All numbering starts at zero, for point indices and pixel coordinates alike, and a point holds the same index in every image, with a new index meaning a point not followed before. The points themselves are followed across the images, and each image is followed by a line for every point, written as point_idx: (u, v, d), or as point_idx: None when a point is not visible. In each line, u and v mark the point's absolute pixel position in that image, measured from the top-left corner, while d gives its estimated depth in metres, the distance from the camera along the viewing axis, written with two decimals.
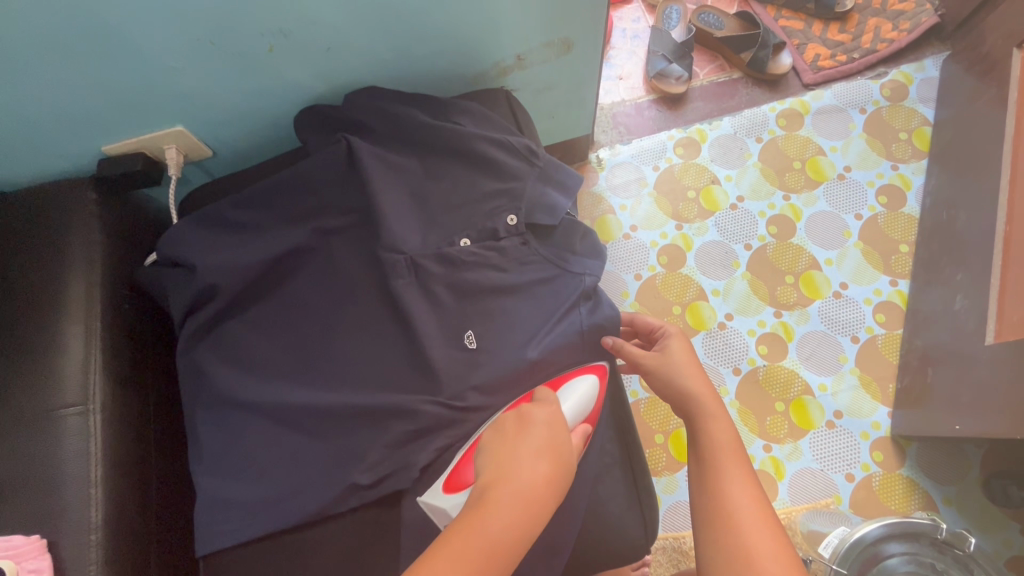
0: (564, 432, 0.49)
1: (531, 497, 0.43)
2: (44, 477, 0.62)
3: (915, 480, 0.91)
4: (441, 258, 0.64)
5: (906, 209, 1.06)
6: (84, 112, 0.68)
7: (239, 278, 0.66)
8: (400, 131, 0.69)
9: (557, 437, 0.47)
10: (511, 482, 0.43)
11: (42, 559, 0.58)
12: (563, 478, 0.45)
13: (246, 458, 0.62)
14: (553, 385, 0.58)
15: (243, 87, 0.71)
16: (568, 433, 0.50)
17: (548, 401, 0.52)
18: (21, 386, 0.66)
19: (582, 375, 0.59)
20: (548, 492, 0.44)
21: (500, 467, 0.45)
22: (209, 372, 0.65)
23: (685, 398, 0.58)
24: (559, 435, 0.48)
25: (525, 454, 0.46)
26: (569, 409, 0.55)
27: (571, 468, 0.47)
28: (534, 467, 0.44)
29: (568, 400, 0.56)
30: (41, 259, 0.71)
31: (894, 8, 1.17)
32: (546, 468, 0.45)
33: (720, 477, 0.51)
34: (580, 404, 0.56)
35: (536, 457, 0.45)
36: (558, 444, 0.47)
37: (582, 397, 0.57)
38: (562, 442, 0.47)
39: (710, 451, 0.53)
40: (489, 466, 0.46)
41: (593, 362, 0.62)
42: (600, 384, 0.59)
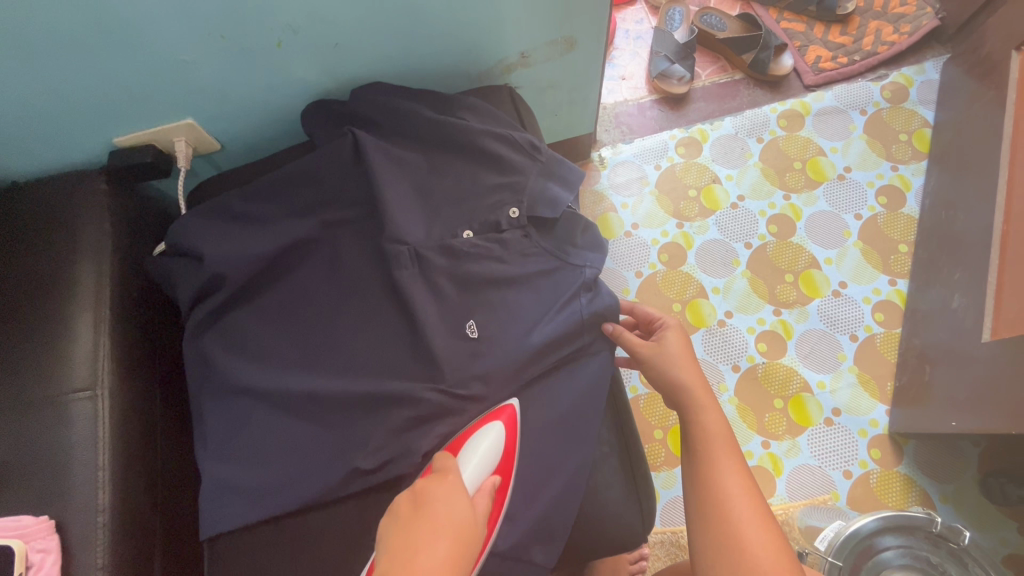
0: (465, 504, 0.46)
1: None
2: (52, 460, 0.63)
3: (913, 477, 0.91)
4: (444, 249, 0.65)
5: (906, 210, 1.07)
6: (95, 105, 0.70)
7: (245, 267, 0.67)
8: (405, 125, 0.70)
9: (455, 512, 0.45)
10: (409, 573, 0.40)
11: (50, 539, 0.60)
12: (467, 558, 0.43)
13: (250, 444, 0.63)
14: (455, 448, 0.56)
15: (251, 81, 0.73)
16: (467, 501, 0.47)
17: (447, 470, 0.49)
18: (32, 371, 0.67)
19: (486, 424, 0.57)
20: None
21: (396, 558, 0.41)
22: (214, 360, 0.66)
23: (678, 389, 0.59)
24: (457, 510, 0.45)
25: (421, 536, 0.43)
26: (474, 465, 0.53)
27: (475, 543, 0.44)
28: (432, 550, 0.41)
29: (470, 459, 0.53)
30: (52, 247, 0.72)
31: (895, 12, 1.18)
32: (446, 551, 0.41)
33: (714, 467, 0.53)
34: (484, 459, 0.54)
35: (436, 537, 0.42)
36: (454, 520, 0.44)
37: (484, 451, 0.54)
38: (460, 517, 0.45)
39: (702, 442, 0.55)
40: (386, 556, 0.43)
41: (502, 403, 0.60)
42: (506, 432, 0.57)
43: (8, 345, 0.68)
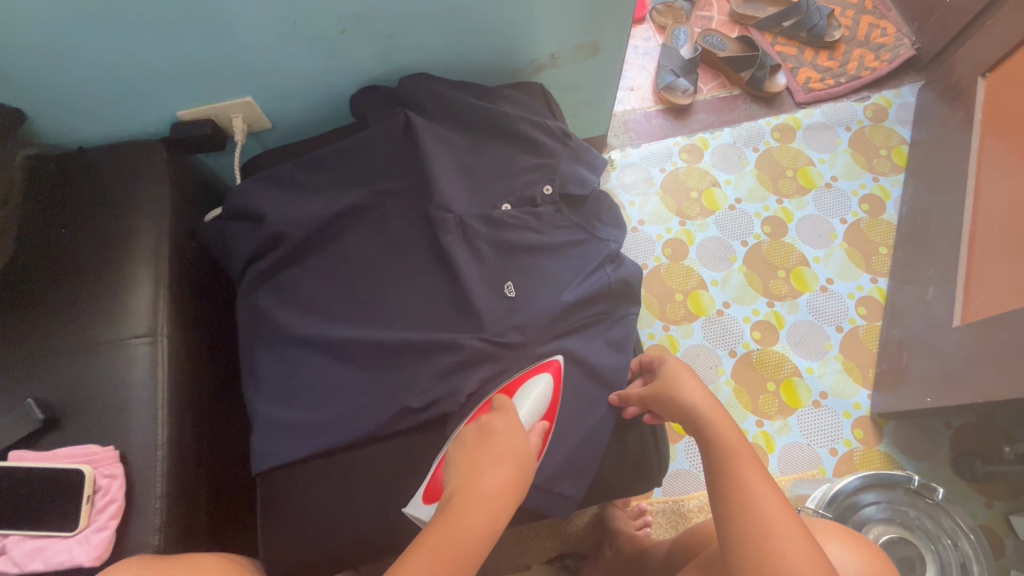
0: (522, 439, 0.55)
1: (494, 502, 0.50)
2: (114, 396, 0.68)
3: (892, 455, 1.00)
4: (485, 219, 0.73)
5: (886, 217, 1.18)
6: (169, 77, 0.77)
7: (302, 228, 0.73)
8: (450, 110, 0.78)
9: (515, 444, 0.55)
10: (475, 490, 0.50)
11: (115, 466, 0.65)
12: (523, 481, 0.53)
13: (304, 387, 0.68)
14: (510, 391, 0.64)
15: (311, 65, 0.80)
16: (523, 437, 0.56)
17: (507, 409, 0.59)
18: (95, 316, 0.72)
19: (536, 375, 0.64)
20: (507, 499, 0.51)
21: (466, 477, 0.51)
22: (270, 311, 0.72)
23: (693, 411, 0.60)
24: (518, 444, 0.55)
25: (485, 463, 0.52)
26: (529, 407, 0.62)
27: (530, 471, 0.54)
28: (495, 473, 0.51)
29: (525, 403, 0.62)
30: (116, 206, 0.78)
31: (876, 41, 1.31)
32: (504, 479, 0.51)
33: (736, 474, 0.52)
34: (536, 402, 0.62)
35: (499, 465, 0.52)
36: (513, 451, 0.54)
37: (536, 396, 0.62)
38: (519, 448, 0.55)
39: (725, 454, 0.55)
40: (458, 476, 0.52)
41: (547, 359, 0.67)
42: (554, 383, 0.65)
43: (72, 291, 0.73)
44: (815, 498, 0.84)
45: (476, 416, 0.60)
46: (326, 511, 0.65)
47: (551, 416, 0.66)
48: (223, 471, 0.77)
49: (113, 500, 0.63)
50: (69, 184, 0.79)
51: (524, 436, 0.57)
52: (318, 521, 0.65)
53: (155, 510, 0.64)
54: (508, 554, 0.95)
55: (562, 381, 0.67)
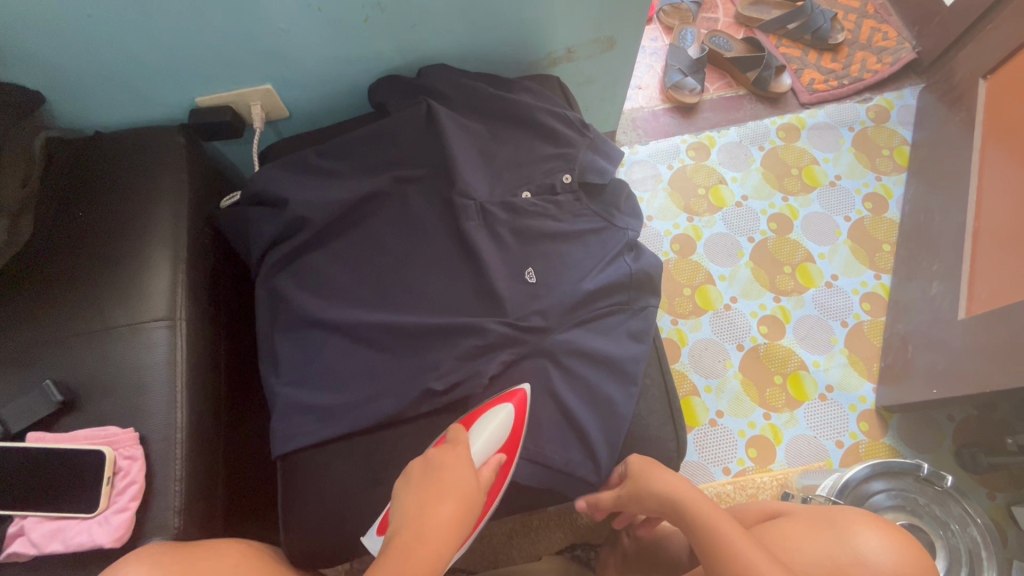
0: (469, 476, 0.55)
1: (436, 541, 0.48)
2: (134, 379, 0.68)
3: (897, 447, 1.02)
4: (506, 206, 0.74)
5: (889, 215, 1.20)
6: (189, 63, 0.77)
7: (324, 214, 0.74)
8: (470, 99, 0.79)
9: (460, 482, 0.54)
10: (420, 526, 0.49)
11: (136, 448, 0.64)
12: (467, 520, 0.52)
13: (325, 370, 0.69)
14: (468, 423, 0.63)
15: (332, 54, 0.81)
16: (470, 474, 0.55)
17: (458, 442, 0.58)
18: (113, 299, 0.72)
19: (498, 406, 0.63)
20: (450, 537, 0.49)
21: (412, 511, 0.51)
22: (291, 295, 0.72)
23: (675, 503, 0.61)
24: (463, 481, 0.54)
25: (429, 501, 0.51)
26: (486, 444, 0.60)
27: (471, 510, 0.53)
28: (439, 510, 0.51)
29: (480, 436, 0.60)
30: (133, 192, 0.78)
31: (878, 45, 1.34)
32: (447, 519, 0.50)
33: (740, 561, 0.52)
34: (495, 436, 0.60)
35: (445, 501, 0.51)
36: (458, 488, 0.53)
37: (494, 432, 0.60)
38: (462, 485, 0.54)
39: (710, 535, 0.56)
40: (401, 514, 0.51)
41: (515, 387, 0.65)
42: (516, 414, 0.63)
43: (91, 274, 0.73)
44: (828, 485, 0.85)
45: (428, 450, 0.59)
46: (348, 494, 0.65)
47: (572, 399, 0.66)
48: (241, 456, 0.77)
49: (133, 482, 0.62)
50: (87, 167, 0.79)
51: (472, 473, 0.56)
52: (340, 504, 0.65)
53: (175, 493, 0.64)
54: (519, 542, 0.95)
55: (583, 365, 0.68)
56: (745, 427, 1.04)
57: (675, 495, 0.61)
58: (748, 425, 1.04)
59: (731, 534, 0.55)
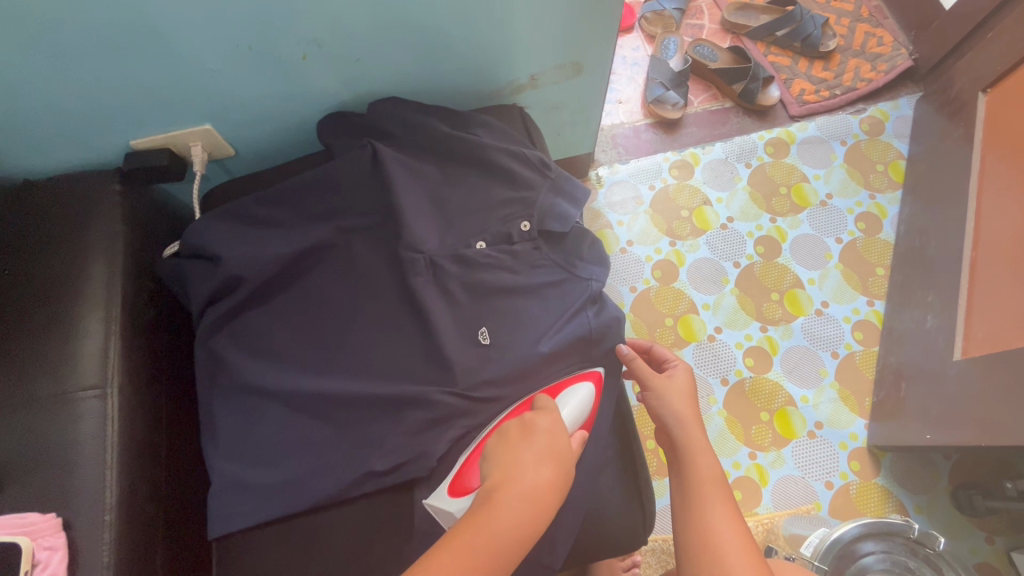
0: (563, 439, 0.51)
1: (535, 500, 0.45)
2: (61, 457, 0.63)
3: (889, 488, 0.96)
4: (458, 259, 0.68)
5: (883, 235, 1.13)
6: (117, 107, 0.72)
7: (262, 271, 0.68)
8: (421, 140, 0.74)
9: (556, 444, 0.50)
10: (515, 485, 0.45)
11: (57, 536, 0.60)
12: (563, 484, 0.48)
13: (264, 444, 0.64)
14: (552, 393, 0.60)
15: (272, 91, 0.75)
16: (565, 438, 0.51)
17: (549, 408, 0.54)
18: (41, 368, 0.67)
19: (580, 381, 0.62)
20: (547, 500, 0.45)
21: (503, 472, 0.47)
22: (228, 361, 0.67)
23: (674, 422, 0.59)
24: (560, 444, 0.50)
25: (525, 460, 0.48)
26: (575, 415, 0.58)
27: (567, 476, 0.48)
28: (537, 471, 0.47)
29: (567, 406, 0.58)
30: (64, 247, 0.73)
31: (872, 51, 1.26)
32: (541, 484, 0.46)
33: (704, 513, 0.53)
34: (582, 407, 0.59)
35: (539, 464, 0.47)
36: (555, 449, 0.49)
37: (581, 402, 0.59)
38: (558, 448, 0.49)
39: (698, 503, 0.53)
40: (494, 470, 0.48)
41: (589, 369, 0.65)
42: (594, 392, 0.61)
43: (18, 340, 0.68)
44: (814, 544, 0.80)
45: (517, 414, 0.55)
46: None
47: None
48: (184, 529, 0.72)
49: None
50: (16, 221, 0.74)
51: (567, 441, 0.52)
52: None
53: None
54: None
55: None
56: (729, 468, 0.98)
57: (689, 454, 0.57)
58: (733, 466, 0.99)
59: (718, 516, 0.52)
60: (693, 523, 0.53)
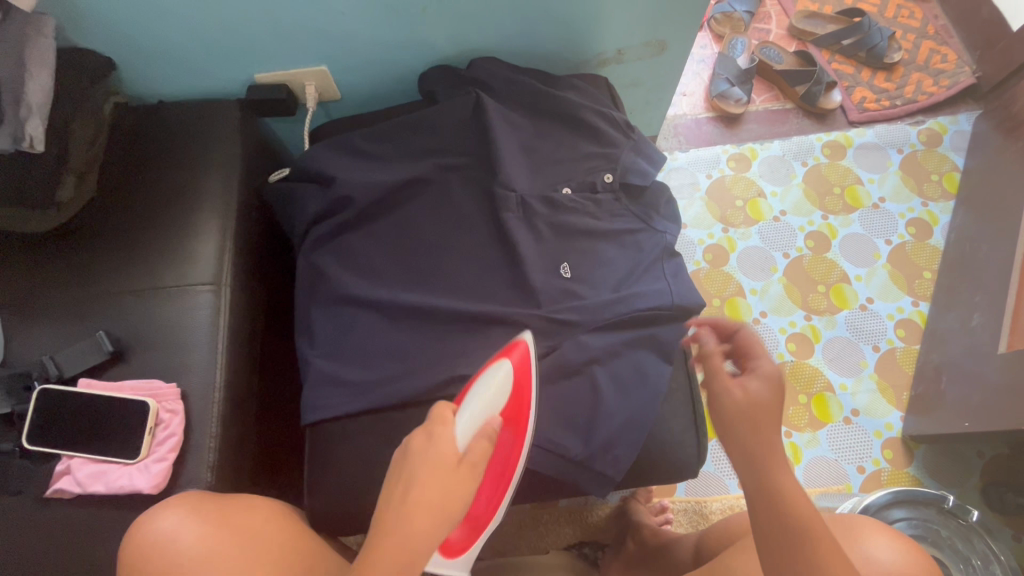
0: (449, 453, 0.50)
1: (412, 529, 0.46)
2: (179, 339, 0.71)
3: (921, 478, 0.99)
4: (546, 200, 0.75)
5: (932, 241, 1.17)
6: (252, 40, 0.80)
7: (367, 194, 0.76)
8: (518, 95, 0.81)
9: (437, 458, 0.49)
10: (396, 513, 0.47)
11: (177, 402, 0.67)
12: (448, 505, 0.47)
13: (359, 345, 0.71)
14: (473, 383, 0.61)
15: (386, 40, 0.83)
16: (451, 449, 0.50)
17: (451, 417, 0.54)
18: (164, 261, 0.75)
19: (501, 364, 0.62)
20: (426, 522, 0.46)
21: (388, 501, 0.48)
22: (330, 272, 0.75)
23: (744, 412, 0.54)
24: (464, 457, 0.50)
25: (405, 484, 0.48)
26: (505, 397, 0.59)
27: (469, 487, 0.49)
28: (412, 496, 0.47)
29: (479, 394, 0.58)
30: (188, 160, 0.81)
31: (936, 67, 1.30)
32: (417, 507, 0.46)
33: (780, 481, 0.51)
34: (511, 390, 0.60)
35: (426, 483, 0.48)
36: (434, 468, 0.48)
37: (505, 385, 0.59)
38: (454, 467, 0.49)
39: (757, 447, 0.52)
40: (384, 496, 0.49)
41: (512, 341, 0.65)
42: (514, 369, 0.61)
43: (147, 235, 0.77)
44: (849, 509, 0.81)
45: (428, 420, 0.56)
46: (372, 468, 0.67)
47: (597, 397, 0.67)
48: (271, 423, 0.80)
49: (172, 434, 0.66)
50: (148, 132, 0.82)
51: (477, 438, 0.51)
52: (363, 476, 0.67)
53: (209, 450, 0.67)
54: (528, 535, 0.99)
55: (609, 365, 0.68)
56: None
57: (734, 391, 0.55)
58: None
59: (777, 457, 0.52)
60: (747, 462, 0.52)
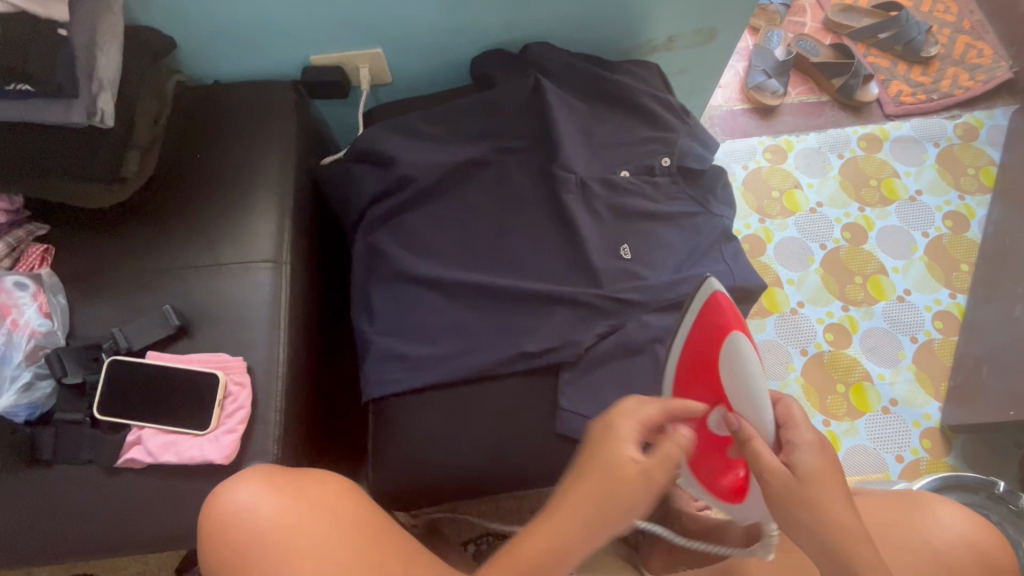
0: (614, 479, 0.48)
1: (544, 553, 0.49)
2: (243, 314, 0.72)
3: (960, 468, 1.00)
4: (605, 183, 0.75)
5: (969, 234, 1.17)
6: (312, 21, 0.80)
7: (427, 175, 0.76)
8: (575, 79, 0.81)
9: (596, 483, 0.48)
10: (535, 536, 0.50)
11: (244, 376, 0.68)
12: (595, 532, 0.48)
13: (420, 323, 0.72)
14: (691, 355, 0.60)
15: (443, 23, 0.83)
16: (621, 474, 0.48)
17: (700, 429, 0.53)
18: (226, 237, 0.76)
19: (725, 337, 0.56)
20: (571, 532, 0.48)
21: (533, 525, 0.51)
22: (390, 251, 0.75)
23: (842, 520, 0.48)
24: (621, 476, 0.48)
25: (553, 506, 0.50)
26: (747, 381, 0.53)
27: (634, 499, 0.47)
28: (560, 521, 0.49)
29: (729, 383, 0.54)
30: (246, 139, 0.81)
31: (972, 62, 1.31)
32: (559, 519, 0.49)
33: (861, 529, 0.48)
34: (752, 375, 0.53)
35: (579, 498, 0.48)
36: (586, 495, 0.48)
37: (742, 370, 0.53)
38: (608, 485, 0.48)
39: (806, 488, 0.48)
40: (540, 516, 0.51)
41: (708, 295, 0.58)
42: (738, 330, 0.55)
43: (208, 212, 0.77)
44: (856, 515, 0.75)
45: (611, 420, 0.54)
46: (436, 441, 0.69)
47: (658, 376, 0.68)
48: (326, 400, 0.81)
49: (240, 407, 0.67)
50: (207, 112, 0.83)
51: (635, 452, 0.48)
52: (427, 448, 0.69)
53: (275, 423, 0.68)
54: None
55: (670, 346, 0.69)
56: None
57: (812, 433, 0.50)
58: None
59: (843, 503, 0.48)
60: (808, 512, 0.47)
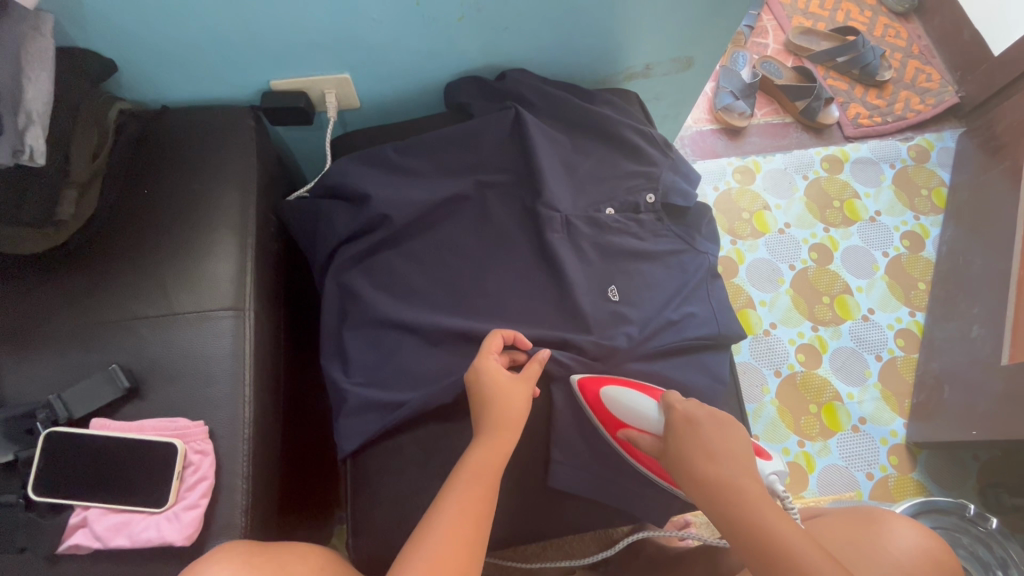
0: (495, 417, 0.60)
1: (469, 526, 0.53)
2: (201, 370, 0.65)
3: (924, 482, 1.04)
4: (590, 221, 0.73)
5: (925, 254, 1.22)
6: (271, 47, 0.73)
7: (403, 213, 0.72)
8: (555, 111, 0.78)
9: (509, 414, 0.60)
10: (459, 511, 0.54)
11: (205, 442, 0.62)
12: (488, 493, 0.56)
13: (400, 373, 0.67)
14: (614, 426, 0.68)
15: (416, 50, 0.78)
16: (521, 402, 0.61)
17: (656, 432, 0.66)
18: (179, 283, 0.69)
19: (617, 407, 0.67)
20: (481, 498, 0.55)
21: (456, 502, 0.54)
22: (364, 294, 0.70)
23: (700, 466, 0.56)
24: (501, 394, 0.60)
25: (465, 475, 0.56)
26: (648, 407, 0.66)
27: (522, 417, 0.61)
28: (471, 487, 0.56)
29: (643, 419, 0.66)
30: (200, 170, 0.74)
31: (922, 85, 1.37)
32: (471, 482, 0.56)
33: (725, 472, 0.55)
34: (643, 401, 0.66)
35: (471, 465, 0.57)
36: (496, 447, 0.59)
37: (634, 406, 0.66)
38: (506, 404, 0.60)
39: (682, 459, 0.58)
40: (456, 500, 0.54)
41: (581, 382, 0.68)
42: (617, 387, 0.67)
43: (160, 253, 0.70)
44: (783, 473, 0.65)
45: (528, 367, 0.63)
46: (424, 498, 0.66)
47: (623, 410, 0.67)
48: (292, 453, 0.75)
49: (204, 477, 0.60)
50: (155, 141, 0.75)
51: (506, 374, 0.62)
52: (410, 504, 0.66)
53: (241, 491, 0.62)
54: (552, 555, 0.97)
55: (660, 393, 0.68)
56: (780, 454, 1.05)
57: (675, 408, 0.62)
58: (783, 452, 1.05)
59: (712, 463, 0.55)
60: (677, 467, 0.58)
